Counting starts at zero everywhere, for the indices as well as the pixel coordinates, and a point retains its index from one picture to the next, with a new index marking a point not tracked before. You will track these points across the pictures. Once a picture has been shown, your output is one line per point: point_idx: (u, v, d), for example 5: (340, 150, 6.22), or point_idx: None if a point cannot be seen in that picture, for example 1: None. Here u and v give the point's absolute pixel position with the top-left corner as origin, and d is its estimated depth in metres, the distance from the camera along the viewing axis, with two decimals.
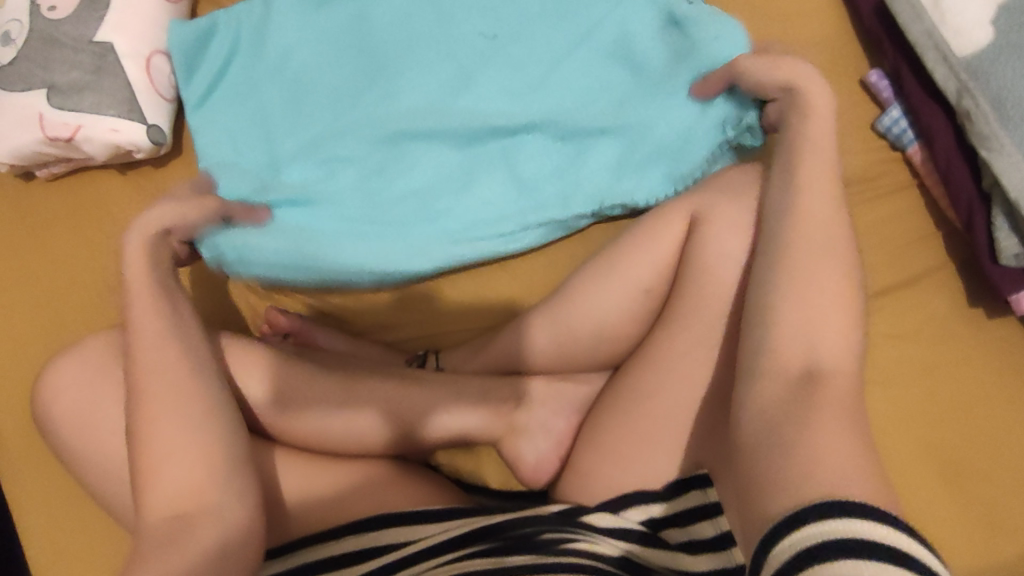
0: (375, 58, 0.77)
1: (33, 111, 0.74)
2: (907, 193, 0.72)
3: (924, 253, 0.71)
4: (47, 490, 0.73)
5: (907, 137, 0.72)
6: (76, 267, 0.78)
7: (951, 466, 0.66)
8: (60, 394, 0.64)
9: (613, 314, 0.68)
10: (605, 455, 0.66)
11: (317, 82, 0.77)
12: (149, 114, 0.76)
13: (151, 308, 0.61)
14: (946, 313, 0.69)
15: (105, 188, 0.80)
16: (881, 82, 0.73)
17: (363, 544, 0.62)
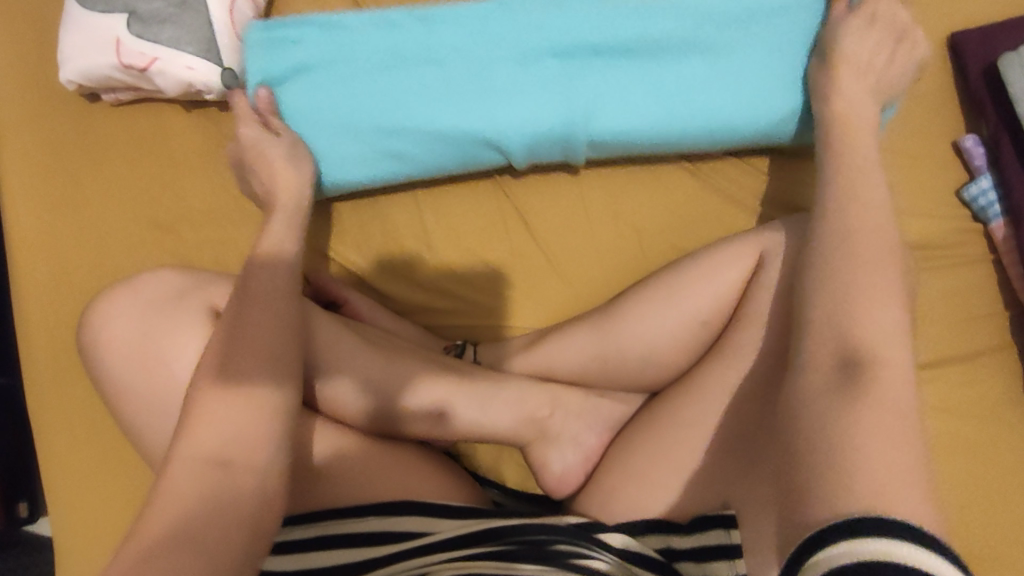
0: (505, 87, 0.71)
1: (110, 35, 0.72)
2: (979, 266, 0.70)
3: (987, 332, 0.69)
4: (72, 415, 0.73)
5: (992, 211, 0.70)
6: (131, 198, 0.77)
7: (979, 551, 0.64)
8: (105, 327, 0.63)
9: (665, 340, 0.67)
10: (631, 478, 0.65)
11: (424, 83, 0.72)
12: (226, 57, 0.73)
13: None
14: (997, 396, 0.68)
15: (169, 123, 0.78)
16: (976, 149, 0.71)
17: (387, 527, 0.62)
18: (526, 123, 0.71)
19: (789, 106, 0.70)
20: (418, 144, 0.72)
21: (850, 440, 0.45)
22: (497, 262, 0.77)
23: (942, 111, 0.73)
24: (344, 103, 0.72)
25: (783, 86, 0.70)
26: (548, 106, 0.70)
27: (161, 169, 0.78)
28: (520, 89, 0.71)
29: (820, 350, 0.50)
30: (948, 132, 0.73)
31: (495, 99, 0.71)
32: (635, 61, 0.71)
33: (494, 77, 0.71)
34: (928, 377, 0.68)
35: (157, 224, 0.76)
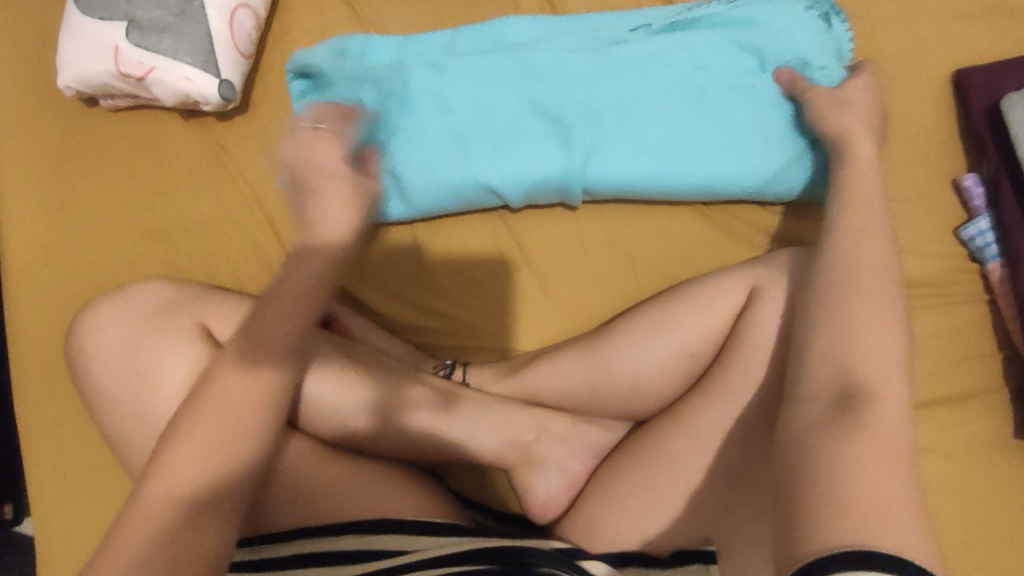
0: (507, 130, 0.72)
1: (109, 42, 0.72)
2: (974, 307, 0.70)
3: (979, 374, 0.68)
4: (59, 421, 0.73)
5: (989, 252, 0.69)
6: (125, 204, 0.77)
7: None
8: (92, 337, 0.63)
9: (653, 370, 0.67)
10: (613, 507, 0.65)
11: (428, 124, 0.72)
12: (224, 68, 0.73)
13: None
14: (987, 441, 0.67)
15: (166, 131, 0.78)
16: (976, 188, 0.70)
17: (364, 545, 0.61)
18: (527, 164, 0.71)
19: (786, 160, 0.71)
20: (421, 181, 0.73)
21: (842, 472, 0.44)
22: (491, 283, 0.77)
23: (942, 148, 0.73)
24: None
25: (781, 138, 0.71)
26: (547, 151, 0.71)
27: (156, 177, 0.77)
28: (522, 133, 0.72)
29: (818, 383, 0.50)
30: (947, 170, 0.72)
31: (497, 142, 0.72)
32: (635, 108, 0.72)
33: (500, 118, 0.73)
34: (917, 417, 0.67)
35: (150, 232, 0.76)
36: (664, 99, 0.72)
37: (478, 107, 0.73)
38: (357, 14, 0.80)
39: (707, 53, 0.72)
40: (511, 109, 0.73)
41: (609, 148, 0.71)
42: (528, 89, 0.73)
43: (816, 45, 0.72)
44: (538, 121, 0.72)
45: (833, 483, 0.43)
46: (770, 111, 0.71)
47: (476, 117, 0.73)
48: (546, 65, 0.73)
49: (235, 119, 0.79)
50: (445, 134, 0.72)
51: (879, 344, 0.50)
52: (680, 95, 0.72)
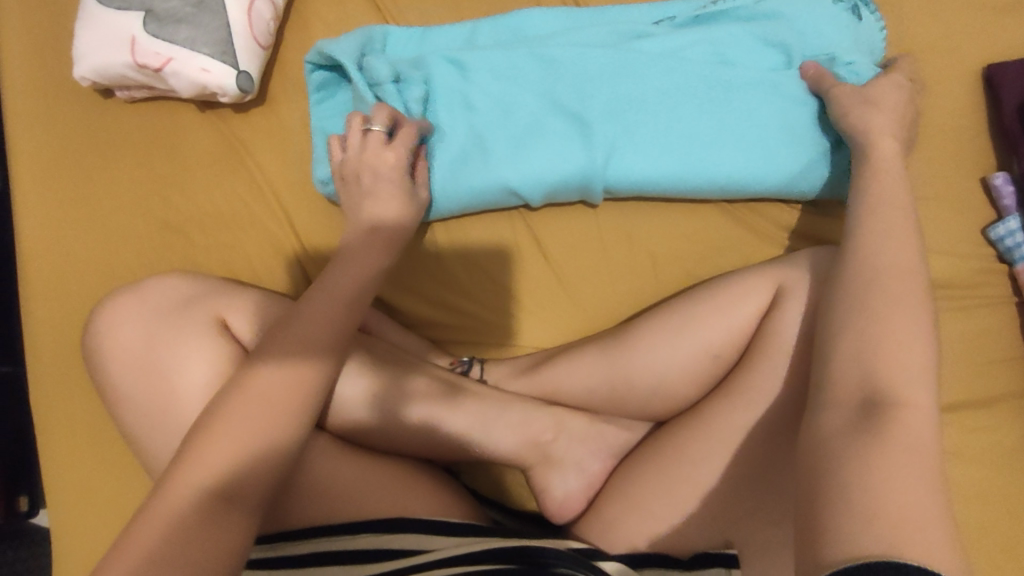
0: (527, 128, 0.71)
1: (126, 33, 0.71)
2: (1003, 308, 0.68)
3: (1006, 377, 0.67)
4: (74, 414, 0.73)
5: (1018, 252, 0.67)
6: (141, 198, 0.76)
7: None
8: (110, 332, 0.63)
9: (674, 371, 0.66)
10: (632, 507, 0.64)
11: (447, 122, 0.72)
12: (242, 59, 0.72)
13: None
14: (1014, 445, 0.66)
15: (182, 122, 0.78)
16: (1006, 187, 0.68)
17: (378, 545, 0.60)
18: (549, 162, 0.70)
19: (812, 159, 0.70)
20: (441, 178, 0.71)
21: (870, 478, 0.42)
22: (510, 280, 0.76)
23: (972, 146, 0.71)
24: None
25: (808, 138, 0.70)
26: (568, 149, 0.70)
27: (172, 169, 0.77)
28: (543, 130, 0.71)
29: (844, 388, 0.49)
30: (976, 168, 0.71)
31: (516, 139, 0.71)
32: (658, 105, 0.70)
33: (522, 116, 0.72)
34: (942, 420, 0.66)
35: (166, 224, 0.76)
36: (688, 96, 0.70)
37: (498, 104, 0.72)
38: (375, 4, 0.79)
39: (733, 50, 0.71)
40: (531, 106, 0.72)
41: (631, 146, 0.70)
42: (549, 85, 0.72)
43: (845, 40, 0.71)
44: (559, 118, 0.71)
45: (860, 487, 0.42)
46: (796, 109, 0.70)
47: (496, 114, 0.72)
48: (567, 60, 0.72)
49: (252, 111, 0.78)
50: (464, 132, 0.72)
51: (910, 349, 0.48)
52: (704, 92, 0.70)
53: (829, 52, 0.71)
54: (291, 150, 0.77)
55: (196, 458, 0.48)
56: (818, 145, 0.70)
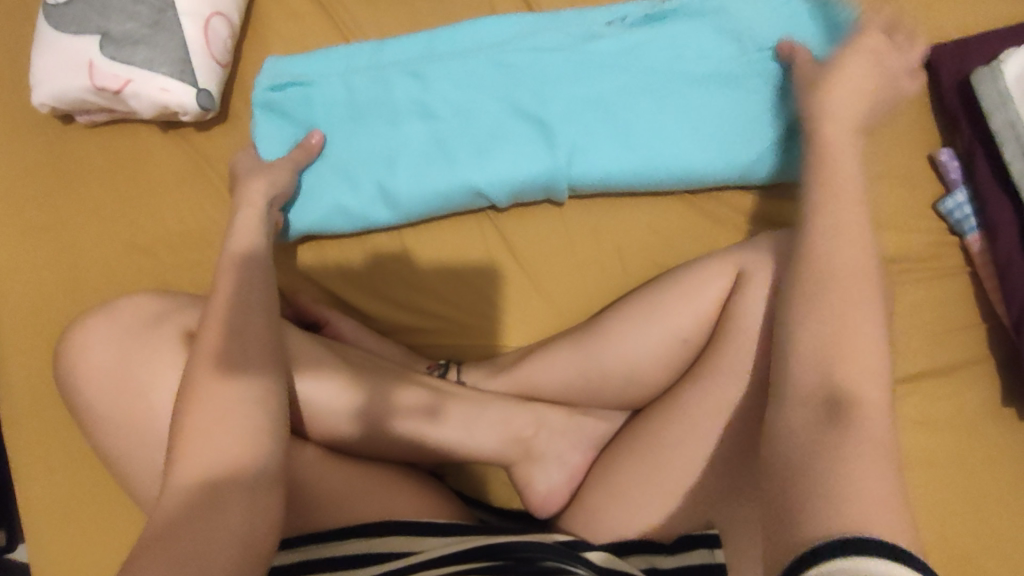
0: (488, 134, 0.73)
1: (83, 57, 0.72)
2: (958, 279, 0.71)
3: (966, 344, 0.70)
4: (51, 442, 0.72)
5: (967, 224, 0.70)
6: (108, 221, 0.76)
7: (956, 564, 0.65)
8: (82, 355, 0.63)
9: (645, 359, 0.67)
10: (614, 496, 0.65)
11: (409, 133, 0.74)
12: (201, 78, 0.73)
13: None
14: (977, 409, 0.68)
15: (145, 144, 0.78)
16: (951, 162, 0.71)
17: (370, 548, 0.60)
18: (513, 167, 0.72)
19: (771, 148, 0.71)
20: (410, 188, 0.73)
21: (823, 458, 0.45)
22: (481, 281, 0.77)
23: (917, 125, 0.74)
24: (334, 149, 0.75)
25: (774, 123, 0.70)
26: (530, 153, 0.72)
27: (137, 191, 0.77)
28: (504, 136, 0.72)
29: (801, 359, 0.50)
30: (923, 145, 0.74)
31: (479, 147, 0.72)
32: (614, 104, 0.72)
33: (485, 123, 0.73)
34: (908, 390, 0.69)
35: (135, 247, 0.75)
36: (643, 94, 0.72)
37: (458, 112, 0.73)
38: (332, 17, 0.80)
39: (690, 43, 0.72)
40: (491, 112, 0.73)
41: (591, 146, 0.72)
42: (507, 90, 0.73)
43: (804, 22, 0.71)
44: (519, 123, 0.73)
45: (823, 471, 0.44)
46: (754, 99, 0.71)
47: (456, 122, 0.73)
48: (525, 64, 0.74)
49: (214, 129, 0.78)
50: (427, 142, 0.73)
51: (865, 321, 0.50)
52: (659, 89, 0.72)
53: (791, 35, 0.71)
54: None
55: (181, 470, 0.48)
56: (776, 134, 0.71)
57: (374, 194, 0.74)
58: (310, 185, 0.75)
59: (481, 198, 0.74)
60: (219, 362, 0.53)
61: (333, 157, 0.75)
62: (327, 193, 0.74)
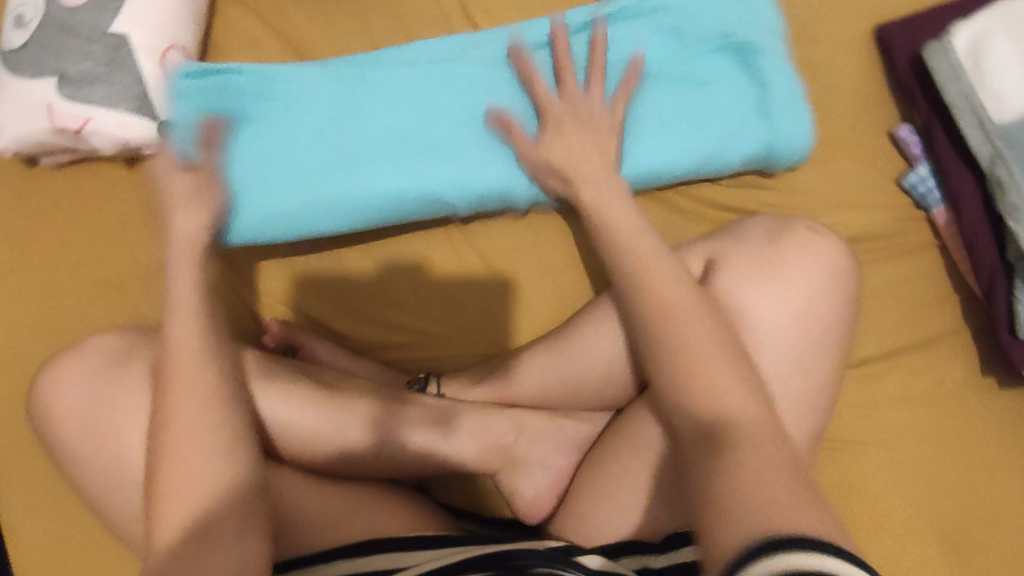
0: (442, 140, 0.71)
1: (42, 100, 0.72)
2: (928, 253, 0.71)
3: (939, 318, 0.70)
4: (33, 487, 0.71)
5: (932, 198, 0.70)
6: (79, 261, 0.76)
7: (949, 536, 0.65)
8: (56, 397, 0.63)
9: (621, 356, 0.67)
10: (600, 496, 0.65)
11: (358, 142, 0.71)
12: (161, 111, 0.73)
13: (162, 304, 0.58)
14: (956, 380, 0.69)
15: (111, 181, 0.78)
16: (911, 137, 0.72)
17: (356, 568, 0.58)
18: (472, 174, 0.70)
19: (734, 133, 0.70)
20: (356, 197, 0.70)
21: (745, 469, 0.47)
22: (454, 292, 0.77)
23: (875, 102, 0.74)
24: (274, 159, 0.71)
25: (732, 113, 0.70)
26: (490, 159, 0.71)
27: (107, 228, 0.77)
28: (460, 143, 0.71)
29: None
30: (883, 123, 0.74)
31: (435, 154, 0.71)
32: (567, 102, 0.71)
33: (432, 131, 0.71)
34: (888, 367, 0.69)
35: (108, 284, 0.75)
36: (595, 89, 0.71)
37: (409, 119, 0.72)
38: (288, 42, 0.80)
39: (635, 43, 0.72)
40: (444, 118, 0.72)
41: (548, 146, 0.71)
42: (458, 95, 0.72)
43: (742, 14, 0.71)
44: (474, 128, 0.72)
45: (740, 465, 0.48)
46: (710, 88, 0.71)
47: (409, 130, 0.71)
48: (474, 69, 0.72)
49: None
50: (377, 150, 0.71)
51: None
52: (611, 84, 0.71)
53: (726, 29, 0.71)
54: None
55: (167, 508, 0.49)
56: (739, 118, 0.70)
57: (317, 204, 0.70)
58: (246, 196, 0.70)
59: (429, 206, 0.72)
60: (187, 395, 0.53)
61: (267, 165, 0.71)
62: (262, 202, 0.70)
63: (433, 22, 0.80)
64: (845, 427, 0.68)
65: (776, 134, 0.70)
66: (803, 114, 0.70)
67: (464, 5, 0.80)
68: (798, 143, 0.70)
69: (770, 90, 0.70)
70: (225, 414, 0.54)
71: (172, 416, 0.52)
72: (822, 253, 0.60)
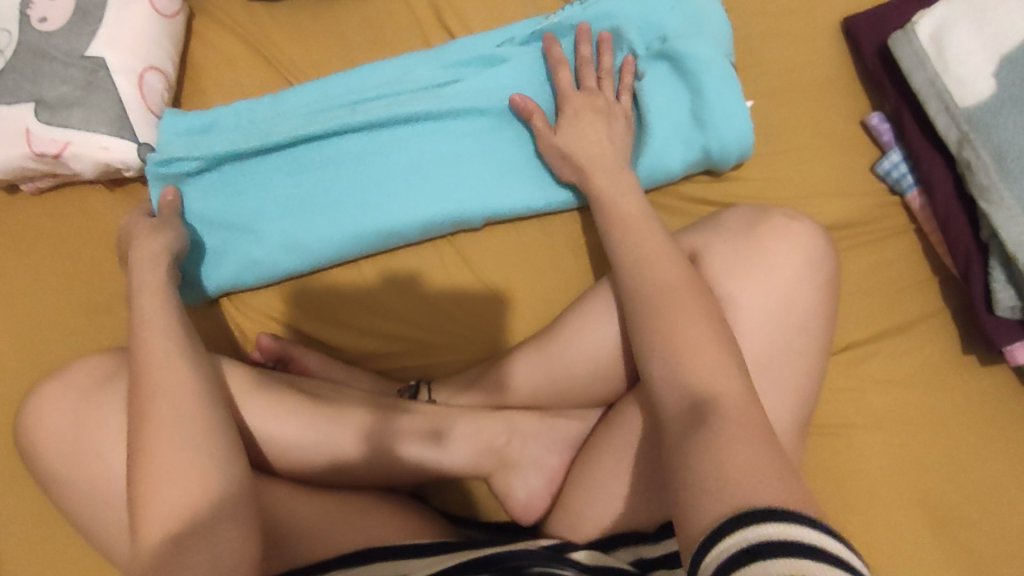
0: (398, 173, 0.74)
1: (20, 125, 0.72)
2: (904, 237, 0.73)
3: (919, 301, 0.71)
4: (22, 514, 0.70)
5: (906, 182, 0.72)
6: (63, 285, 0.76)
7: (940, 513, 0.66)
8: (45, 420, 0.62)
9: (608, 352, 0.68)
10: (596, 492, 0.65)
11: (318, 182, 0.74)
12: (140, 132, 0.74)
13: (150, 321, 0.58)
14: (939, 360, 0.70)
15: (94, 203, 0.78)
16: (882, 125, 0.73)
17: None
18: (429, 204, 0.73)
19: (684, 134, 0.72)
20: (316, 234, 0.73)
21: (721, 435, 0.45)
22: (441, 299, 0.78)
23: (846, 92, 0.76)
24: (239, 204, 0.74)
25: (664, 122, 0.72)
26: (449, 189, 0.74)
27: (91, 250, 0.77)
28: (415, 174, 0.74)
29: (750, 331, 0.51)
30: (854, 112, 0.75)
31: (391, 188, 0.74)
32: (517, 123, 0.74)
33: (384, 161, 0.74)
34: (872, 350, 0.70)
35: (94, 306, 0.75)
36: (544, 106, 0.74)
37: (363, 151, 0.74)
38: (267, 58, 0.81)
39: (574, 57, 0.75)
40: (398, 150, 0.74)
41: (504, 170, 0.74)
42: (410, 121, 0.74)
43: (680, 21, 0.74)
44: (429, 157, 0.74)
45: (721, 436, 0.45)
46: (662, 90, 0.72)
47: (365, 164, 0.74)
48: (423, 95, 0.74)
49: None
50: (337, 188, 0.74)
51: None
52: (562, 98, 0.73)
53: (663, 36, 0.74)
54: None
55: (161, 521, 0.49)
56: (685, 120, 0.72)
57: (280, 244, 0.74)
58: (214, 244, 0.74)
59: (382, 234, 0.74)
60: (177, 411, 0.53)
61: (232, 209, 0.74)
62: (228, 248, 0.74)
63: (409, 33, 0.81)
64: (833, 412, 0.69)
65: (710, 138, 0.71)
66: (741, 111, 0.71)
67: (440, 15, 0.81)
68: (731, 142, 0.71)
69: (702, 93, 0.71)
70: (218, 427, 0.54)
71: (164, 428, 0.52)
72: (798, 238, 0.61)
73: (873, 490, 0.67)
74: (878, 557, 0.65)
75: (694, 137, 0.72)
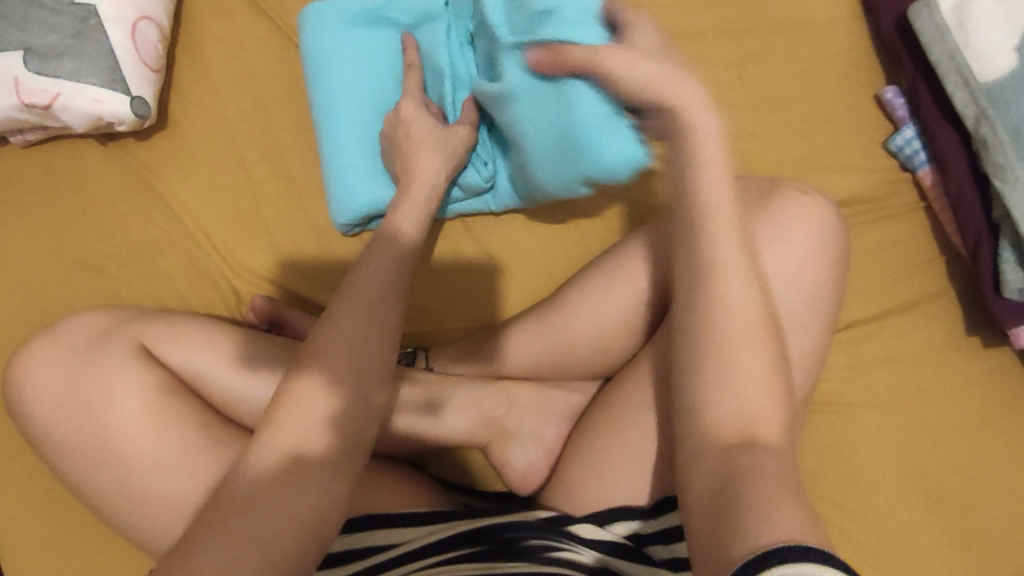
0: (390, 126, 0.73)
1: (8, 74, 0.69)
2: (914, 215, 0.71)
3: (925, 281, 0.70)
4: (9, 471, 0.68)
5: (918, 159, 0.71)
6: (53, 241, 0.74)
7: (937, 495, 0.66)
8: (35, 379, 0.61)
9: (609, 327, 0.67)
10: (590, 466, 0.64)
11: (333, 119, 0.72)
12: (134, 85, 0.72)
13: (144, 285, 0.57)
14: (944, 341, 0.69)
15: (85, 158, 0.76)
16: (897, 99, 0.72)
17: (359, 543, 0.59)
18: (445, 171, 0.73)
19: (553, 153, 0.60)
20: (337, 156, 0.72)
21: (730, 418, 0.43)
22: (445, 269, 0.78)
23: (861, 65, 0.74)
24: (337, 73, 0.73)
25: (539, 146, 0.61)
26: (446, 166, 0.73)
27: (80, 206, 0.75)
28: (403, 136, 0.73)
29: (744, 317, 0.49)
30: (868, 85, 0.74)
31: (368, 147, 0.72)
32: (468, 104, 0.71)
33: (372, 119, 0.73)
34: (877, 328, 0.69)
35: (83, 263, 0.73)
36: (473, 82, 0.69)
37: (363, 106, 0.73)
38: (266, 13, 0.79)
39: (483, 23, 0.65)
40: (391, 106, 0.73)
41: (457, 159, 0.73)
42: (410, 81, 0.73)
43: None
44: None
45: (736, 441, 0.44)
46: (525, 101, 0.58)
47: (363, 117, 0.72)
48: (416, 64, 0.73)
49: (154, 136, 0.77)
50: (337, 129, 0.72)
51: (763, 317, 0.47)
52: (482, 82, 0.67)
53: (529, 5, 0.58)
54: (198, 168, 0.76)
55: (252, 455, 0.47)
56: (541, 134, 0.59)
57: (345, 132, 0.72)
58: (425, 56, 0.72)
59: (350, 201, 0.71)
60: None
61: (342, 71, 0.73)
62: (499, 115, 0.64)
63: None
64: (834, 390, 0.68)
65: (591, 159, 0.56)
66: (613, 126, 0.54)
67: None
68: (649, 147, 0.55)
69: (575, 113, 0.55)
70: None
71: None
72: (810, 214, 0.60)
73: (871, 470, 0.67)
74: (872, 535, 0.65)
75: (550, 150, 0.60)
